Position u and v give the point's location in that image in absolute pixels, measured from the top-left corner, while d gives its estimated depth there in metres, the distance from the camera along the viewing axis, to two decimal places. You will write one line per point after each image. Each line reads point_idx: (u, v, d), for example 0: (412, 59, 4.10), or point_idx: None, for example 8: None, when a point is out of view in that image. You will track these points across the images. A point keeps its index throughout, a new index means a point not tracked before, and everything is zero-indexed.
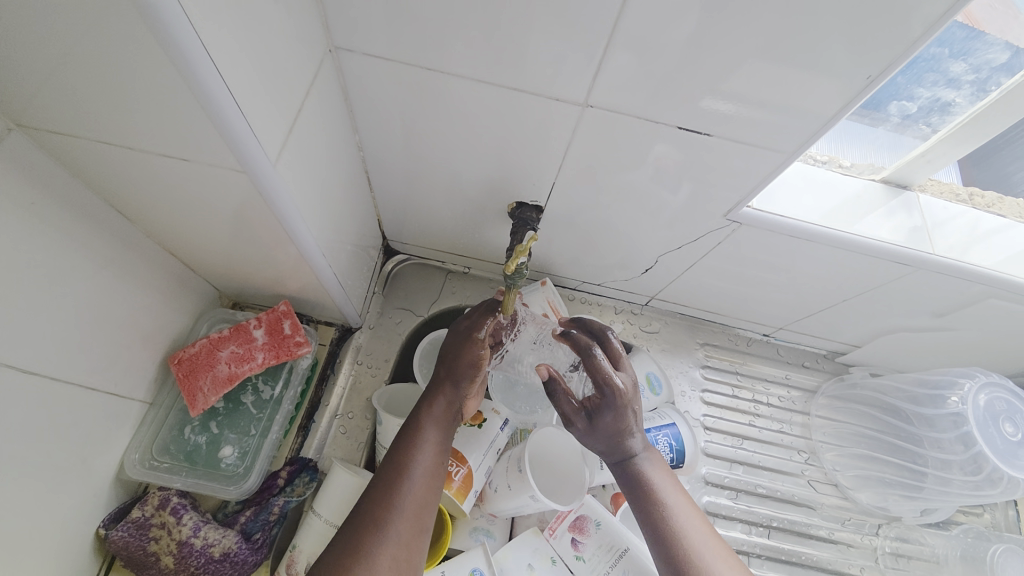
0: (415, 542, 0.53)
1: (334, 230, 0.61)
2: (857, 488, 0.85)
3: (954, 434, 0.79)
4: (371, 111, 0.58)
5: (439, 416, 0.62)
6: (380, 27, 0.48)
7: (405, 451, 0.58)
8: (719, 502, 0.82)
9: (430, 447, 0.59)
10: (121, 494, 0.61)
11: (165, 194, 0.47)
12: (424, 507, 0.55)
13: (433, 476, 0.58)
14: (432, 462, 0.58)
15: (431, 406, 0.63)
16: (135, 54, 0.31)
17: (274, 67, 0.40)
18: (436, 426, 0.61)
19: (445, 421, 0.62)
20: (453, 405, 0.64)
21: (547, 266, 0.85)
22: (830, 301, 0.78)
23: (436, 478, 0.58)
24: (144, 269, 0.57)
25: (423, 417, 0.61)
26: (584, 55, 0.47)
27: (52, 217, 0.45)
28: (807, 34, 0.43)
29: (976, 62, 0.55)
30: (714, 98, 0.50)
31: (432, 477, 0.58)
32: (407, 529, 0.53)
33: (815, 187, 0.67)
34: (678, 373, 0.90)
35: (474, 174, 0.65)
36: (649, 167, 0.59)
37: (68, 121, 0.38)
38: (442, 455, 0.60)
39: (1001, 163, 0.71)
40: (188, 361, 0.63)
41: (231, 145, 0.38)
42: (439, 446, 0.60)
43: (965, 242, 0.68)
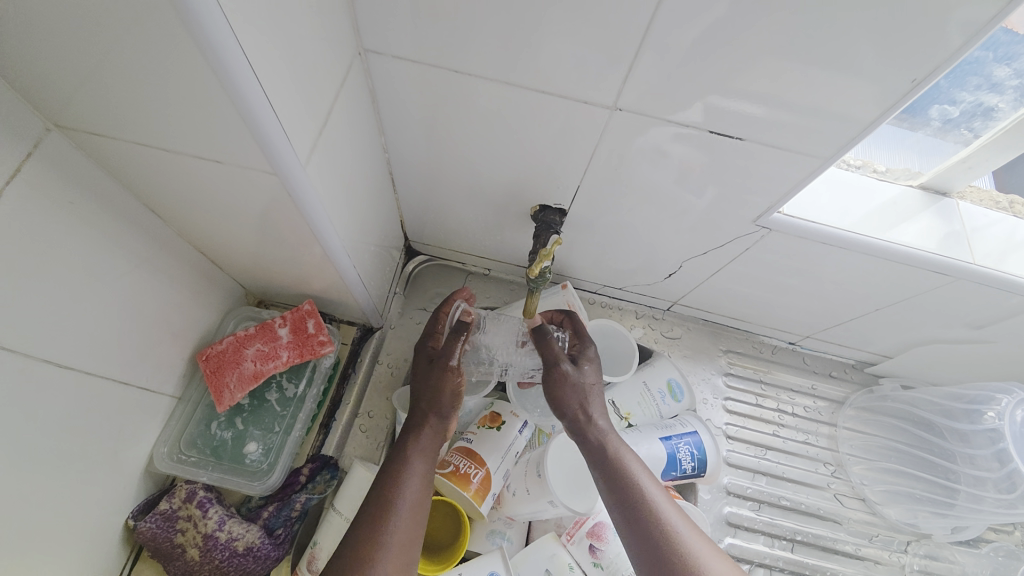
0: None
1: (359, 231, 0.62)
2: (886, 504, 0.82)
3: (989, 450, 0.76)
4: (397, 113, 0.58)
5: (422, 445, 0.61)
6: (408, 29, 0.48)
7: (389, 487, 0.56)
8: (740, 512, 0.80)
9: (415, 480, 0.57)
10: (149, 486, 0.62)
11: (198, 194, 0.48)
12: (412, 542, 0.54)
13: (420, 510, 0.56)
14: (418, 494, 0.57)
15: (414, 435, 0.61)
16: (174, 58, 0.32)
17: (306, 71, 0.41)
18: (421, 456, 0.60)
19: (429, 450, 0.61)
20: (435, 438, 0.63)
21: (567, 269, 0.85)
22: (860, 310, 0.75)
23: (423, 510, 0.56)
24: (175, 266, 0.59)
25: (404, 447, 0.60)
26: (613, 57, 0.47)
27: (90, 217, 0.46)
28: (847, 36, 0.42)
29: (1021, 66, 0.52)
30: (746, 101, 0.49)
31: (420, 509, 0.56)
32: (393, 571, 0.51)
33: (848, 193, 0.65)
34: (700, 380, 0.88)
35: (498, 176, 0.65)
36: (676, 169, 0.58)
37: (108, 124, 0.40)
38: (428, 484, 0.58)
39: None
40: (215, 358, 0.64)
41: (263, 147, 0.39)
42: (425, 477, 0.59)
43: (1005, 250, 0.65)
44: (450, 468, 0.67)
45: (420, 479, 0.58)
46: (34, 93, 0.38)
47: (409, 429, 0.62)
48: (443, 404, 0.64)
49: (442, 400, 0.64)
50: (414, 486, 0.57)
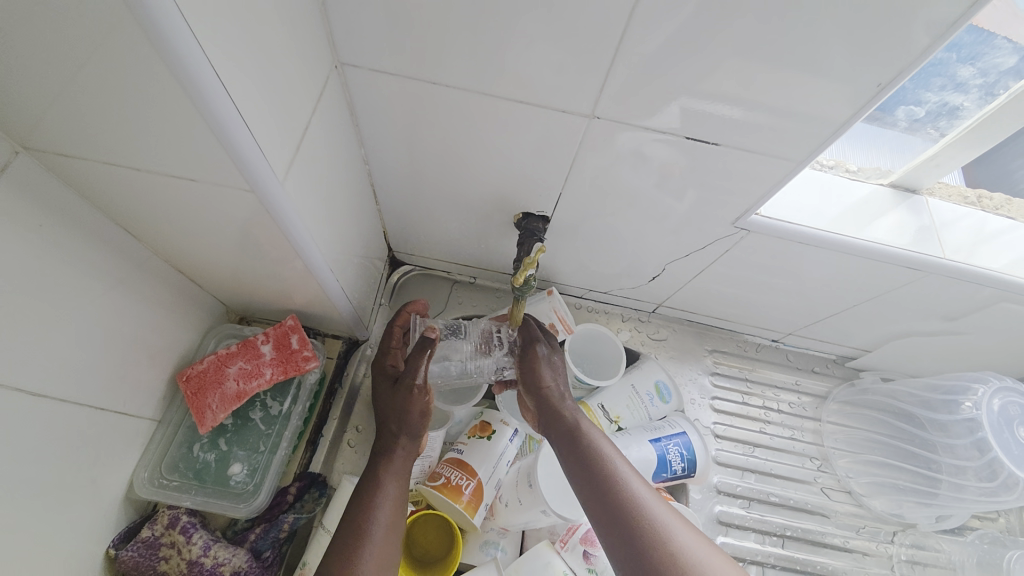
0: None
1: (341, 244, 0.61)
2: (871, 495, 0.84)
3: (968, 440, 0.77)
4: (376, 125, 0.58)
5: (395, 471, 0.60)
6: (386, 42, 0.48)
7: (361, 515, 0.55)
8: (731, 511, 0.81)
9: (387, 504, 0.56)
10: (130, 513, 0.61)
11: (173, 213, 0.47)
12: (386, 569, 0.53)
13: (393, 536, 0.55)
14: (391, 518, 0.56)
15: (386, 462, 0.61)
16: (144, 78, 0.32)
17: (281, 86, 0.41)
18: (394, 482, 0.59)
19: (402, 476, 0.60)
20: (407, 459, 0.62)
21: (552, 275, 0.85)
22: (839, 306, 0.77)
23: (395, 535, 0.55)
24: (152, 286, 0.57)
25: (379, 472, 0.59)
26: (591, 67, 0.48)
27: (61, 239, 0.45)
28: (816, 42, 0.43)
29: (985, 66, 0.54)
30: (722, 106, 0.50)
31: (393, 535, 0.55)
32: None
33: (823, 193, 0.67)
34: (687, 381, 0.89)
35: (480, 185, 0.65)
36: (656, 173, 0.59)
37: (77, 145, 0.39)
38: (401, 510, 0.58)
39: (1008, 163, 0.70)
40: (196, 378, 0.63)
41: (238, 166, 0.38)
42: (398, 503, 0.58)
43: (975, 244, 0.67)
44: (442, 480, 0.67)
45: (394, 505, 0.57)
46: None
47: (379, 456, 0.62)
48: (414, 430, 0.63)
49: (413, 426, 0.63)
50: (387, 513, 0.56)
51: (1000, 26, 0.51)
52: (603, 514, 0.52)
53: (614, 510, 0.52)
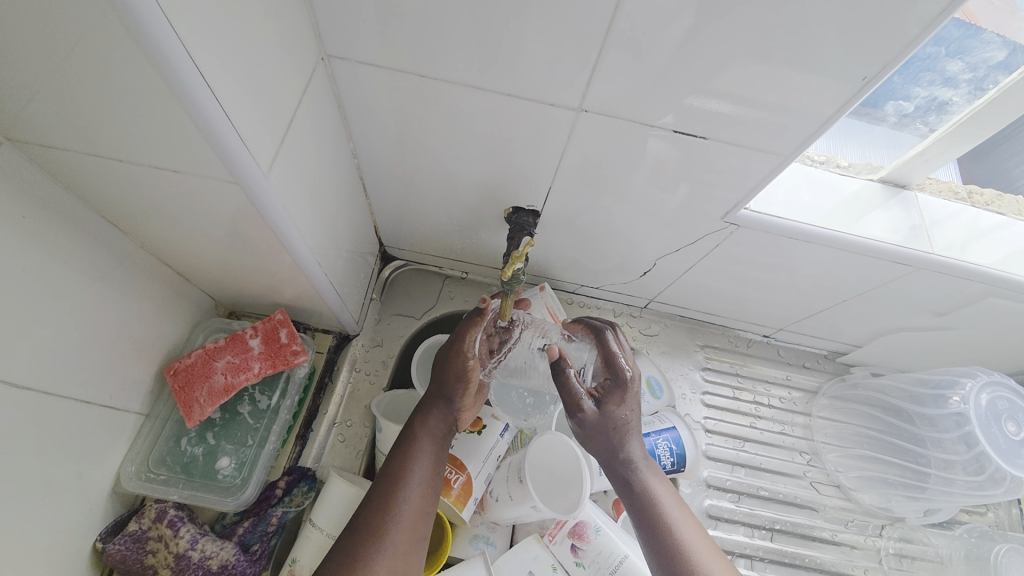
0: (413, 552, 0.54)
1: (329, 238, 0.61)
2: (860, 489, 0.84)
3: (956, 434, 0.78)
4: (365, 118, 0.58)
5: (432, 427, 0.62)
6: (372, 34, 0.48)
7: (399, 470, 0.58)
8: (721, 505, 0.81)
9: (423, 460, 0.59)
10: (118, 507, 0.60)
11: (160, 205, 0.47)
12: (420, 520, 0.56)
13: (428, 490, 0.58)
14: (425, 475, 0.58)
15: (423, 419, 0.63)
16: (121, 67, 0.31)
17: (265, 79, 0.40)
18: (429, 438, 0.61)
19: (437, 431, 0.62)
20: (446, 419, 0.64)
21: (544, 270, 0.85)
22: (829, 301, 0.77)
23: (431, 489, 0.58)
24: (139, 280, 0.57)
25: (415, 430, 0.61)
26: (580, 59, 0.47)
27: (43, 232, 0.45)
28: (806, 34, 0.43)
29: (974, 60, 0.54)
30: (713, 98, 0.50)
31: (428, 489, 0.58)
32: (404, 545, 0.53)
33: (814, 188, 0.67)
34: (678, 376, 0.89)
35: (470, 179, 0.65)
36: (649, 167, 0.59)
37: (57, 135, 0.38)
38: (435, 467, 0.60)
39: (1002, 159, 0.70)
40: (184, 372, 0.62)
41: (223, 158, 0.38)
42: (434, 462, 0.60)
43: (964, 240, 0.67)
44: None
45: (427, 462, 0.59)
46: None
47: (418, 412, 0.64)
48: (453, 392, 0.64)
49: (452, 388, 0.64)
50: (421, 468, 0.59)
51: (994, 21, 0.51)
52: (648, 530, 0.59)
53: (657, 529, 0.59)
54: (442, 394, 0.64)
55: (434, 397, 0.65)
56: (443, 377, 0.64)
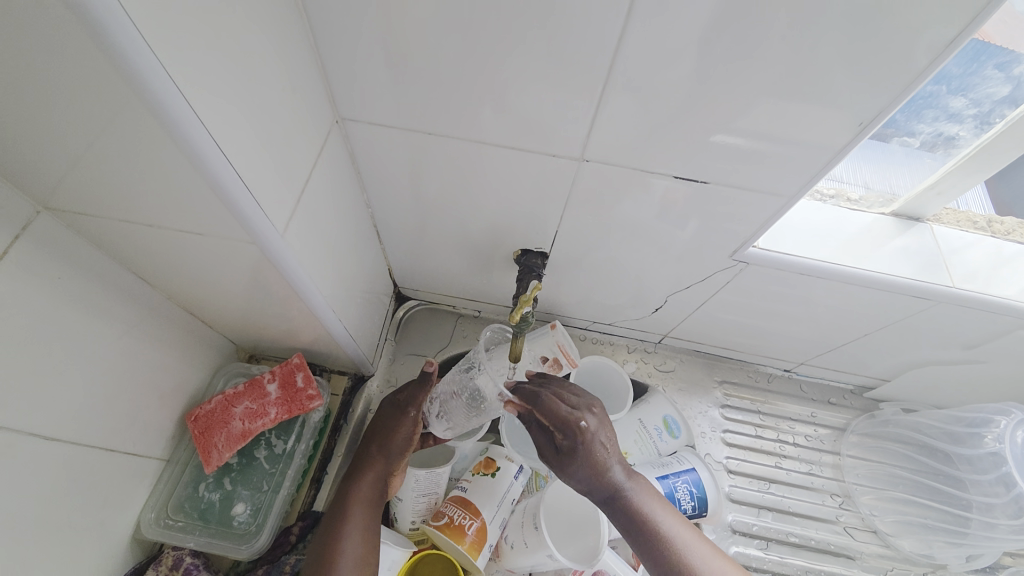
0: None
1: (343, 286, 0.63)
2: (899, 535, 0.79)
3: (994, 475, 0.74)
4: (378, 171, 0.61)
5: (362, 497, 0.63)
6: (383, 97, 0.51)
7: (329, 547, 0.58)
8: (749, 552, 0.77)
9: (355, 532, 0.59)
10: (137, 554, 0.61)
11: (185, 263, 0.49)
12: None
13: (364, 563, 0.58)
14: (360, 547, 0.59)
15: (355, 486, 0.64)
16: (149, 147, 0.34)
17: (281, 144, 0.43)
18: (361, 505, 0.62)
19: (369, 497, 0.63)
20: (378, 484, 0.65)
21: (556, 309, 0.85)
22: (851, 334, 0.75)
23: (368, 562, 0.58)
24: (166, 330, 0.60)
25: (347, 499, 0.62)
26: (578, 112, 0.50)
27: (79, 291, 0.48)
28: (819, 65, 0.43)
29: (977, 96, 0.54)
30: (734, 135, 0.50)
31: (363, 562, 0.58)
32: None
33: (825, 222, 0.66)
34: (697, 414, 0.87)
35: (479, 222, 0.66)
36: (656, 205, 0.60)
37: (95, 206, 0.41)
38: (370, 536, 0.60)
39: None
40: (204, 418, 0.64)
41: (240, 221, 0.40)
42: (366, 535, 0.60)
43: (988, 271, 0.65)
44: (444, 520, 0.66)
45: (360, 533, 0.60)
46: (22, 181, 0.39)
47: (348, 482, 0.64)
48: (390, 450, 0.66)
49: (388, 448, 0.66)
50: (354, 542, 0.59)
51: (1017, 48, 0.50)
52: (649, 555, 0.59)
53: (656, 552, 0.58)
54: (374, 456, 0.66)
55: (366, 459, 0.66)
56: (380, 439, 0.67)
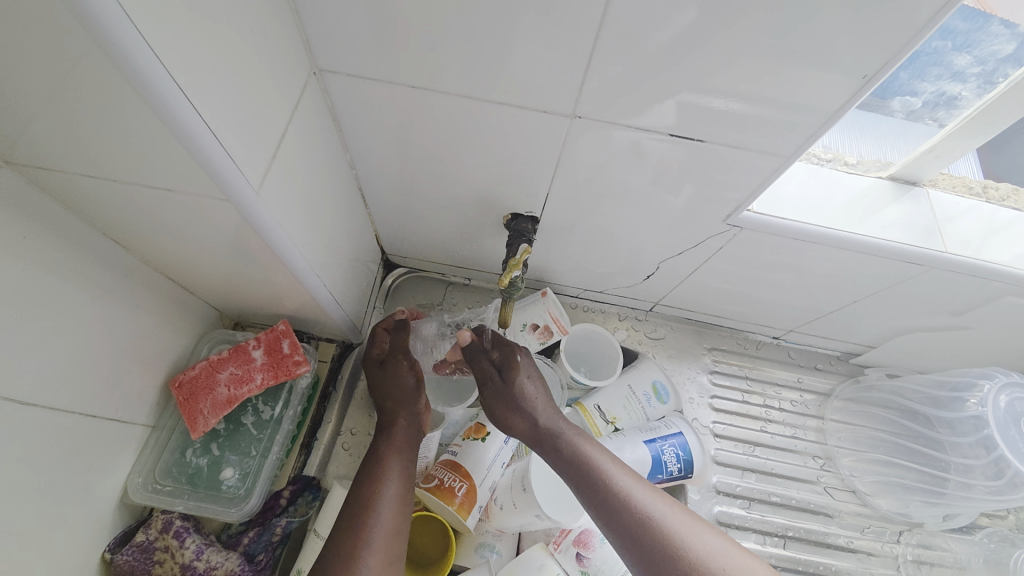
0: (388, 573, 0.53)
1: (327, 250, 0.61)
2: (877, 494, 0.82)
3: (975, 438, 0.75)
4: (360, 129, 0.58)
5: (402, 443, 0.63)
6: (362, 47, 0.48)
7: (370, 487, 0.58)
8: (731, 512, 0.80)
9: (393, 475, 0.59)
10: (126, 518, 0.61)
11: (157, 223, 0.47)
12: (396, 534, 0.56)
13: (401, 503, 0.58)
14: (398, 488, 0.59)
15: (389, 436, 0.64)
16: (106, 94, 0.31)
17: (252, 95, 0.40)
18: (397, 452, 0.62)
19: (407, 445, 0.63)
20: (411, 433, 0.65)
21: (547, 276, 0.84)
22: (841, 301, 0.75)
23: (404, 507, 0.58)
24: (143, 294, 0.58)
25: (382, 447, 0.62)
26: (570, 66, 0.47)
27: (46, 252, 0.45)
28: (816, 23, 0.41)
29: (982, 54, 0.52)
30: (719, 97, 0.48)
31: (401, 504, 0.58)
32: (379, 564, 0.53)
33: (821, 186, 0.65)
34: (685, 380, 0.88)
35: (467, 185, 0.64)
36: (652, 168, 0.58)
37: (53, 159, 0.38)
38: (407, 480, 0.60)
39: None
40: (188, 384, 0.64)
41: (213, 178, 0.38)
42: (405, 479, 0.60)
43: (981, 238, 0.65)
44: (435, 482, 0.67)
45: (399, 475, 0.60)
46: None
47: (383, 431, 0.65)
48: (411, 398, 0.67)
49: (409, 397, 0.67)
50: (394, 484, 0.59)
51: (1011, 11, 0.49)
52: (607, 512, 0.55)
53: (613, 508, 0.55)
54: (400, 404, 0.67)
55: (396, 409, 0.67)
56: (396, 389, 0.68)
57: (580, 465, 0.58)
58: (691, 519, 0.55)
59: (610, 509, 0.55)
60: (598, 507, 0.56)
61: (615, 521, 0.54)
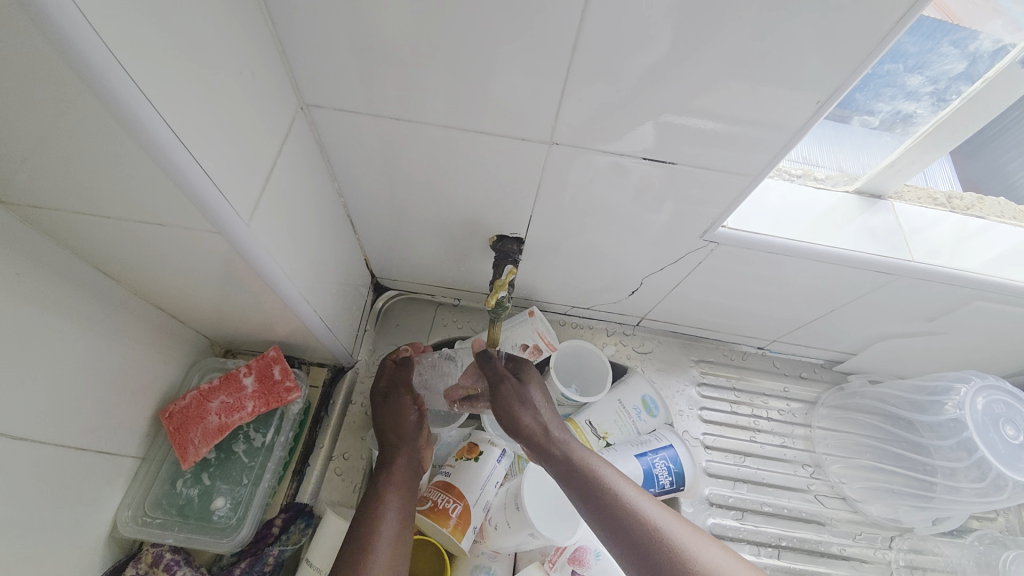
0: None
1: (316, 276, 0.62)
2: (866, 500, 0.83)
3: (954, 440, 0.77)
4: (348, 159, 0.60)
5: (398, 480, 0.63)
6: (347, 83, 0.50)
7: (368, 524, 0.58)
8: (725, 523, 0.80)
9: (392, 512, 0.60)
10: (115, 553, 0.61)
11: (149, 256, 0.48)
12: (396, 571, 0.56)
13: (399, 541, 0.58)
14: (396, 523, 0.59)
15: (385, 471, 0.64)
16: (100, 136, 0.33)
17: (241, 129, 0.42)
18: (394, 487, 0.62)
19: (402, 479, 0.64)
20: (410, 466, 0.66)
21: (534, 294, 0.86)
22: (819, 310, 0.77)
23: (403, 542, 0.58)
24: (134, 326, 0.58)
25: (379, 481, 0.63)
26: (546, 95, 0.50)
27: (36, 286, 0.46)
28: (772, 50, 0.44)
29: (932, 74, 0.56)
30: (689, 121, 0.51)
31: (400, 539, 0.58)
32: None
33: (793, 202, 0.68)
34: (675, 393, 0.89)
35: (452, 210, 0.66)
36: (631, 188, 0.60)
37: (47, 198, 0.40)
38: (405, 515, 0.60)
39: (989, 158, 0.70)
40: (179, 414, 0.64)
41: (203, 211, 0.39)
42: (402, 520, 0.60)
43: (947, 247, 0.68)
44: (429, 504, 0.68)
45: (396, 512, 0.60)
46: None
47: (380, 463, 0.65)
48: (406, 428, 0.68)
49: (404, 427, 0.68)
50: (391, 524, 0.59)
51: (976, 23, 0.51)
52: (606, 520, 0.56)
53: (613, 514, 0.56)
54: (397, 434, 0.68)
55: (393, 440, 0.68)
56: (393, 418, 0.69)
57: (578, 474, 0.59)
58: (686, 522, 0.57)
59: (610, 516, 0.56)
60: (599, 517, 0.56)
61: (616, 528, 0.55)
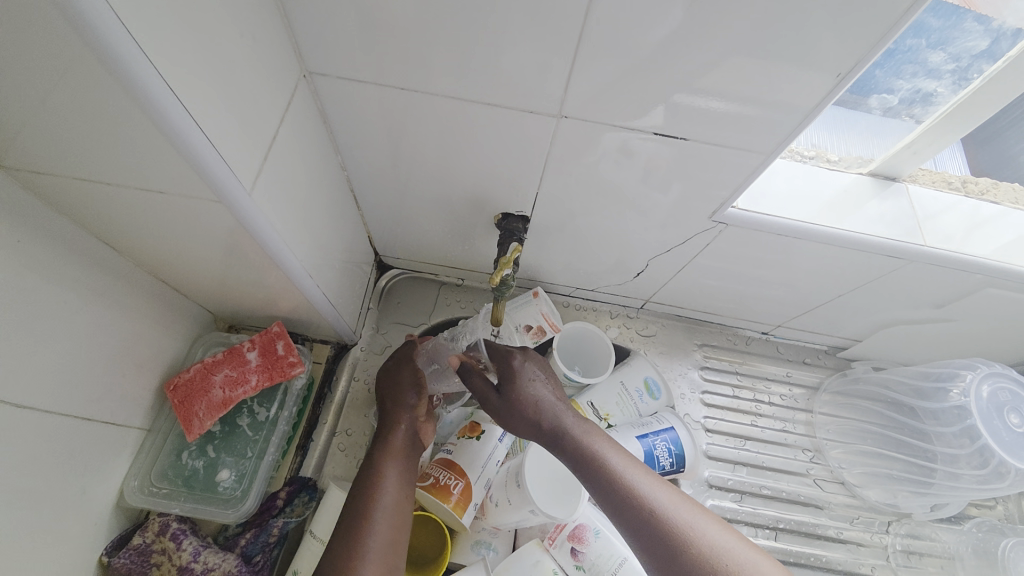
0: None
1: (319, 252, 0.62)
2: (865, 486, 0.84)
3: (959, 427, 0.77)
4: (351, 132, 0.59)
5: (398, 454, 0.63)
6: (350, 50, 0.49)
7: (366, 498, 0.58)
8: (723, 505, 0.81)
9: (390, 486, 0.60)
10: (122, 521, 0.62)
11: (151, 226, 0.48)
12: (394, 546, 0.56)
13: (398, 517, 0.58)
14: (395, 497, 0.59)
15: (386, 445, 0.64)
16: (98, 98, 0.32)
17: (242, 96, 0.41)
18: (393, 461, 0.62)
19: (402, 454, 0.64)
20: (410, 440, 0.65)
21: (538, 275, 0.85)
22: (826, 295, 0.77)
23: (402, 516, 0.58)
24: (137, 298, 0.58)
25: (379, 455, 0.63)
26: (556, 67, 0.48)
27: (37, 255, 0.46)
28: (792, 21, 0.42)
29: (955, 51, 0.54)
30: (702, 97, 0.50)
31: (399, 514, 0.58)
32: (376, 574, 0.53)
33: (805, 183, 0.67)
34: (677, 376, 0.89)
35: (457, 187, 0.65)
36: (640, 167, 0.59)
37: (46, 163, 0.39)
38: (405, 490, 0.61)
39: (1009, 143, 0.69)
40: (183, 387, 0.64)
41: (205, 179, 0.39)
42: (399, 493, 0.60)
43: (960, 233, 0.67)
44: (430, 480, 0.68)
45: (396, 486, 0.60)
46: None
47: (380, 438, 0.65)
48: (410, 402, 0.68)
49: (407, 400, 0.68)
50: (391, 498, 0.59)
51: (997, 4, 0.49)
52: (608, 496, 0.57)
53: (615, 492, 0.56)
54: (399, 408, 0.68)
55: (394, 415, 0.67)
56: (395, 393, 0.69)
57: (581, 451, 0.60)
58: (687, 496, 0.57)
59: (612, 492, 0.56)
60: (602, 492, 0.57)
61: (618, 503, 0.56)
